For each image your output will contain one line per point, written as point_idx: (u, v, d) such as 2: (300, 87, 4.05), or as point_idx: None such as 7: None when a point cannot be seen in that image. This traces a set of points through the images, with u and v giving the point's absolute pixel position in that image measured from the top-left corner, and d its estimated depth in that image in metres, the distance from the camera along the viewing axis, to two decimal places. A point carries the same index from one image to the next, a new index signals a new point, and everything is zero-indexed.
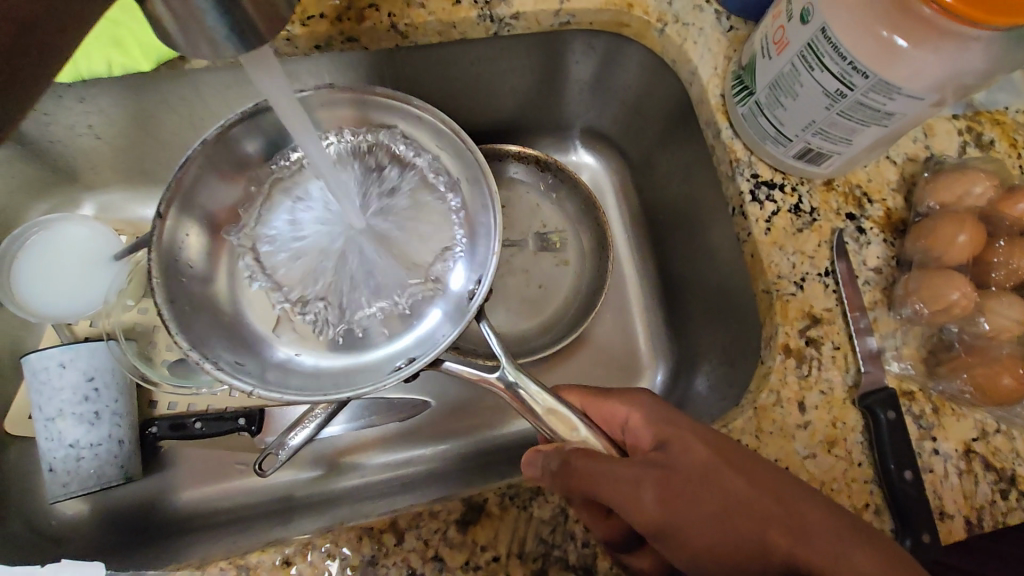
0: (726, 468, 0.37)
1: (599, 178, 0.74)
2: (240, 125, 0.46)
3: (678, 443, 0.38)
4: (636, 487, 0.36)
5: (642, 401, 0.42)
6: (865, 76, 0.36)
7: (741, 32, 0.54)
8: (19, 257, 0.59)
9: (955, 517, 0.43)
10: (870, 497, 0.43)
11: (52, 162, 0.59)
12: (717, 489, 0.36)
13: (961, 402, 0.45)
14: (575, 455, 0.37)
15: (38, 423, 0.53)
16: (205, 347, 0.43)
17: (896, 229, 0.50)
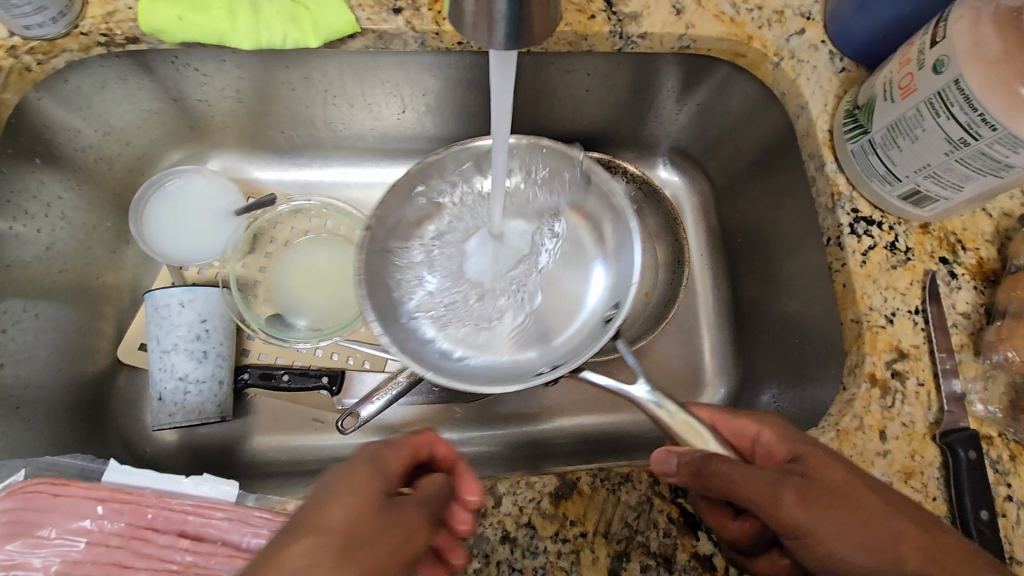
0: (863, 486, 0.38)
1: (680, 196, 0.75)
2: (450, 154, 0.51)
3: (815, 458, 0.40)
4: (774, 488, 0.38)
5: (777, 422, 0.44)
6: (993, 128, 0.39)
7: (852, 74, 0.56)
8: (153, 201, 0.64)
9: None
10: None
11: (188, 120, 0.64)
12: (857, 504, 0.37)
13: None
14: (715, 461, 0.40)
15: (154, 354, 0.57)
16: (388, 329, 0.47)
17: (987, 278, 0.51)
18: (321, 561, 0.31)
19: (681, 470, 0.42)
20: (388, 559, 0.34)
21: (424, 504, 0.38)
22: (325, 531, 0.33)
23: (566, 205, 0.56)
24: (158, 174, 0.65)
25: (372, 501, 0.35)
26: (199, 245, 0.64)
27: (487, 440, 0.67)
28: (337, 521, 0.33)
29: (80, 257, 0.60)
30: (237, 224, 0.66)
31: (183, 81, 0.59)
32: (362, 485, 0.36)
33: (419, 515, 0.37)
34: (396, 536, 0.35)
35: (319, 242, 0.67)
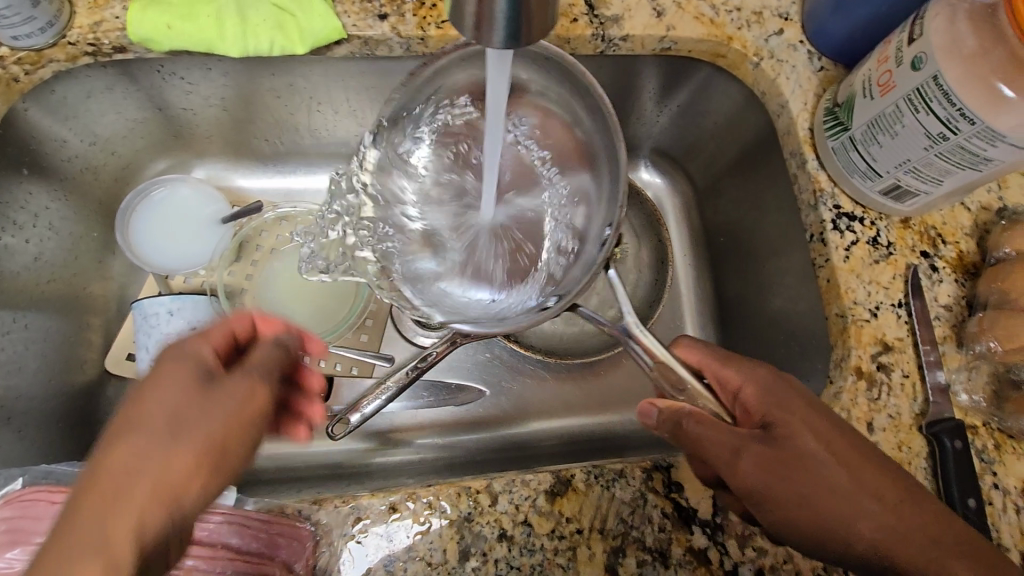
0: (827, 458, 0.40)
1: (662, 197, 0.76)
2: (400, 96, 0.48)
3: (793, 425, 0.41)
4: (736, 456, 0.40)
5: (757, 375, 0.44)
6: (972, 122, 0.40)
7: (830, 73, 0.57)
8: (139, 211, 0.64)
9: (1011, 550, 0.45)
10: None
11: (175, 128, 0.64)
12: (816, 475, 0.40)
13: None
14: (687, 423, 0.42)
15: (143, 364, 0.57)
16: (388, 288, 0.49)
17: (967, 271, 0.53)
18: (154, 448, 0.33)
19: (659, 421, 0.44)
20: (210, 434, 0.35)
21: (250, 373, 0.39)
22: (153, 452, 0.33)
23: (537, 105, 0.51)
24: (143, 184, 0.65)
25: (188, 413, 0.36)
26: (185, 253, 0.64)
27: (481, 441, 0.69)
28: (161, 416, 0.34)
29: (67, 267, 0.60)
30: (224, 232, 0.66)
31: (169, 89, 0.59)
32: (176, 391, 0.36)
33: (244, 385, 0.38)
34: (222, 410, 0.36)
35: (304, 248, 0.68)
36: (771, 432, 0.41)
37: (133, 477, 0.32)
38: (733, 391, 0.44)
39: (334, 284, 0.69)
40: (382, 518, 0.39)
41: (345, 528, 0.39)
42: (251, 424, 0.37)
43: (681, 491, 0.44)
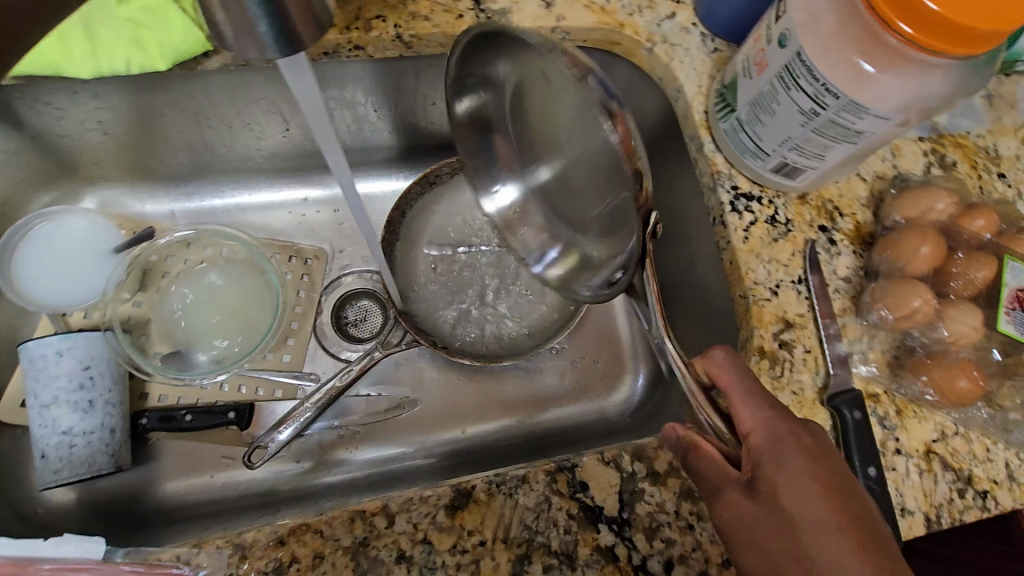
0: (825, 534, 0.36)
1: None
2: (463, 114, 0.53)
3: (788, 483, 0.37)
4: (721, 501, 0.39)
5: (772, 421, 0.39)
6: (836, 97, 0.40)
7: (724, 54, 0.57)
8: (21, 248, 0.61)
9: (915, 513, 0.46)
10: None
11: (55, 157, 0.61)
12: (801, 545, 0.36)
13: (923, 404, 0.48)
14: (696, 451, 0.41)
15: (33, 410, 0.54)
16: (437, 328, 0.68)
17: (864, 241, 0.53)
18: None
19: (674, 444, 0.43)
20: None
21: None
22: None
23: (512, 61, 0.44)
24: (23, 219, 0.62)
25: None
26: (75, 287, 0.61)
27: (412, 452, 0.67)
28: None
29: None
30: (119, 259, 0.64)
31: (36, 117, 0.55)
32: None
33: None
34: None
35: (216, 269, 0.67)
36: (759, 485, 0.38)
37: None
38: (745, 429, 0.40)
39: (242, 301, 0.66)
40: (268, 552, 0.38)
41: (226, 569, 0.38)
42: None
43: (586, 490, 0.43)
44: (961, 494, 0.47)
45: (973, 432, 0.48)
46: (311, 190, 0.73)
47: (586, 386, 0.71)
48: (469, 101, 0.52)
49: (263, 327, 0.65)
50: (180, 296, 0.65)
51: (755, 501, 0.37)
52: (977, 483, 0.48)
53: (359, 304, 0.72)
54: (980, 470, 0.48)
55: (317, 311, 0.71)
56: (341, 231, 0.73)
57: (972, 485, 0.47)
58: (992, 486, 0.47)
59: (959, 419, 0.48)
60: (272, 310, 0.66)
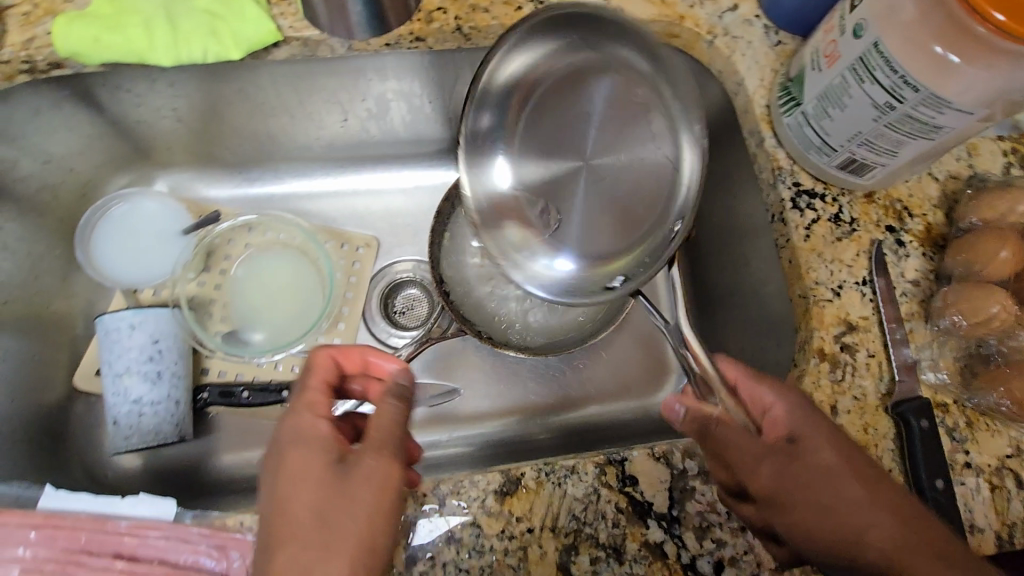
0: (851, 475, 0.40)
1: None
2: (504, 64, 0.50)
3: (823, 445, 0.41)
4: (753, 466, 0.41)
5: (791, 395, 0.43)
6: (916, 89, 0.38)
7: (788, 46, 0.55)
8: (98, 227, 0.64)
9: (986, 530, 0.44)
10: None
11: (131, 142, 0.64)
12: (831, 489, 0.40)
13: (997, 418, 0.46)
14: (722, 425, 0.43)
15: (107, 379, 0.58)
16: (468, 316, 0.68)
17: (935, 243, 0.50)
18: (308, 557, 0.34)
19: (688, 422, 0.44)
20: (322, 507, 0.36)
21: (296, 439, 0.40)
22: (288, 535, 0.35)
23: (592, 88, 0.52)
24: (101, 199, 0.65)
25: (323, 475, 0.37)
26: (147, 266, 0.65)
27: (455, 440, 0.68)
28: (301, 511, 0.36)
29: (27, 288, 0.60)
30: (187, 242, 0.67)
31: (118, 104, 0.59)
32: (310, 462, 0.38)
33: (296, 449, 0.39)
34: (308, 473, 0.37)
35: (277, 250, 0.70)
36: (798, 448, 0.41)
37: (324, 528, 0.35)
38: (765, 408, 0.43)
39: (299, 286, 0.70)
40: None
41: None
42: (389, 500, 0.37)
43: (635, 485, 0.43)
44: None
45: None
46: (361, 182, 0.75)
47: (631, 385, 0.70)
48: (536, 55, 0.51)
49: (315, 313, 0.69)
50: (241, 280, 0.69)
51: (797, 463, 0.41)
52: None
53: (406, 293, 0.73)
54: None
55: (366, 299, 0.72)
56: (391, 221, 0.75)
57: None
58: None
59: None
60: (327, 295, 0.70)
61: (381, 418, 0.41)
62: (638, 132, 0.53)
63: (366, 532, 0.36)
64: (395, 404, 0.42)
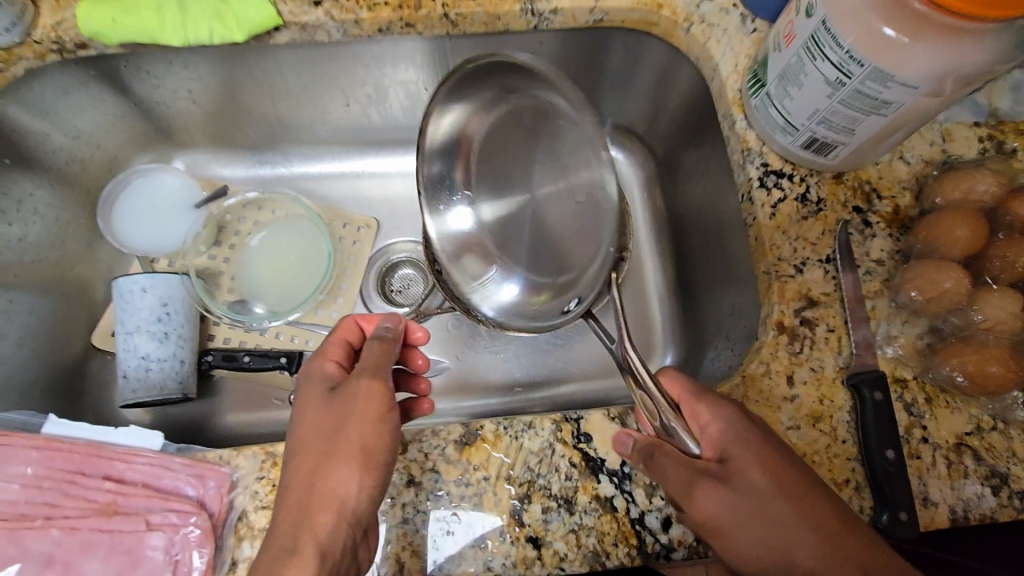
0: (780, 496, 0.39)
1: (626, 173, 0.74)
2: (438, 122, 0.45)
3: (753, 468, 0.40)
4: (687, 488, 0.40)
5: (726, 413, 0.42)
6: (861, 65, 0.40)
7: (763, 34, 0.56)
8: (119, 198, 0.70)
9: (940, 505, 0.44)
10: (851, 474, 0.45)
11: (150, 122, 0.70)
12: (762, 511, 0.39)
13: (957, 396, 0.46)
14: (658, 456, 0.41)
15: (120, 337, 0.64)
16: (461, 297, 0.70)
17: (902, 225, 0.51)
18: (317, 466, 0.39)
19: (635, 453, 0.42)
20: (365, 433, 0.40)
21: (363, 372, 0.43)
22: (309, 447, 0.40)
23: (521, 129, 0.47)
24: (123, 173, 0.71)
25: (381, 417, 0.41)
26: (162, 237, 0.71)
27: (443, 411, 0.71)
28: (314, 434, 0.41)
29: (53, 252, 0.66)
30: (197, 216, 0.73)
31: (139, 85, 0.64)
32: (322, 400, 0.43)
33: (368, 379, 0.42)
34: (361, 405, 0.41)
35: (278, 226, 0.75)
36: (729, 469, 0.41)
37: (327, 433, 0.41)
38: (699, 426, 0.43)
39: (302, 260, 0.74)
40: None
41: (260, 472, 0.42)
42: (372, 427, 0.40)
43: (589, 441, 0.45)
44: (994, 491, 0.45)
45: (1013, 428, 0.46)
46: (367, 165, 0.79)
47: (615, 366, 0.72)
48: (469, 107, 0.46)
49: (315, 285, 0.73)
50: (249, 254, 0.74)
51: (730, 486, 0.40)
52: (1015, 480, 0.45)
53: (401, 274, 0.77)
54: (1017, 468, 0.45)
55: (364, 277, 0.76)
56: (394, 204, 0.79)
57: (1008, 484, 0.45)
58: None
59: (998, 413, 0.46)
60: (325, 266, 0.74)
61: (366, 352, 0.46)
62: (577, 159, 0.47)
63: (362, 440, 0.40)
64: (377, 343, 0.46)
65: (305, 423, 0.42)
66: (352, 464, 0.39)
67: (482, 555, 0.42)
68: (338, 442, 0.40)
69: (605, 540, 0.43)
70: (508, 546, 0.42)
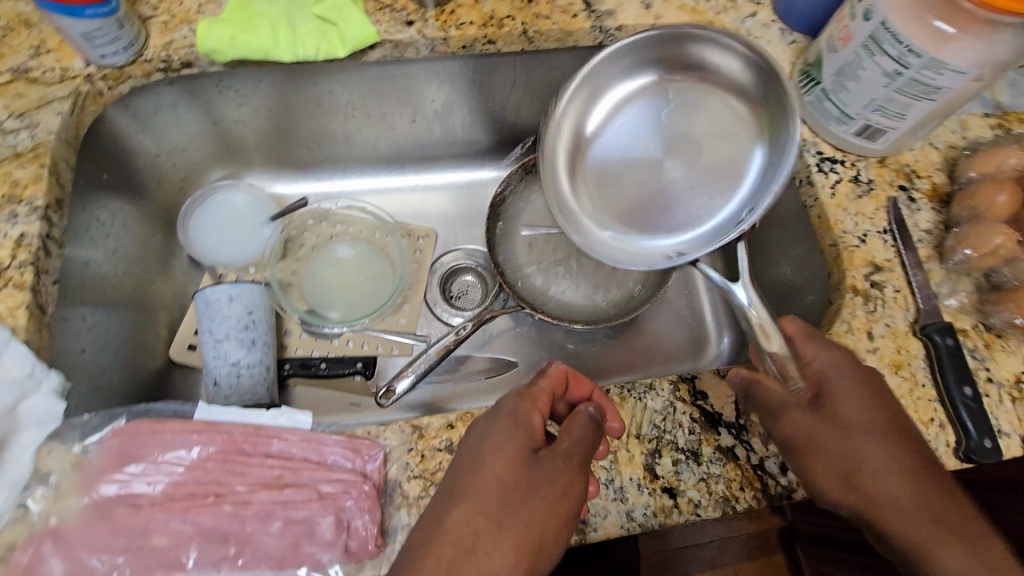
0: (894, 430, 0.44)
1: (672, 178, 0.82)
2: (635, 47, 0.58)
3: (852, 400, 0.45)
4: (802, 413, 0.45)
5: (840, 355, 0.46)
6: (918, 56, 0.47)
7: (801, 45, 0.65)
8: (197, 214, 0.74)
9: (1013, 436, 0.49)
10: (935, 413, 0.50)
11: (226, 141, 0.73)
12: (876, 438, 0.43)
13: (1011, 340, 0.52)
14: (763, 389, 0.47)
15: (208, 344, 0.64)
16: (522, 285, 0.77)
17: (942, 199, 0.59)
18: (482, 528, 0.38)
19: (738, 384, 0.48)
20: (541, 522, 0.39)
21: (571, 457, 0.41)
22: (477, 500, 0.39)
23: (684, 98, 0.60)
24: (200, 190, 0.75)
25: (565, 521, 0.39)
26: (240, 249, 0.74)
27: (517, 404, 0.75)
28: (491, 488, 0.40)
29: (137, 265, 0.67)
30: (272, 228, 0.76)
31: (225, 104, 0.68)
32: (507, 449, 0.42)
33: (570, 472, 0.41)
34: (552, 496, 0.40)
35: (344, 240, 0.78)
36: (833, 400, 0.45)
37: (508, 513, 0.39)
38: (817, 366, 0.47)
39: (371, 269, 0.77)
40: (441, 432, 0.45)
41: (409, 444, 0.44)
42: (556, 528, 0.39)
43: (706, 399, 0.49)
44: None
45: None
46: (423, 178, 0.84)
47: (671, 356, 0.77)
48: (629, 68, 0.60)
49: (386, 292, 0.75)
50: (316, 264, 0.76)
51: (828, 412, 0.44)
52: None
53: (462, 279, 0.80)
54: None
55: (427, 283, 0.79)
56: (449, 214, 0.83)
57: None
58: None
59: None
60: (391, 278, 0.76)
61: (573, 427, 0.43)
62: (716, 117, 0.60)
63: (541, 534, 0.39)
64: (588, 420, 0.44)
65: (488, 477, 0.40)
66: (513, 549, 0.38)
67: (625, 506, 0.45)
68: (521, 527, 0.38)
69: (732, 487, 0.46)
70: (647, 498, 0.45)
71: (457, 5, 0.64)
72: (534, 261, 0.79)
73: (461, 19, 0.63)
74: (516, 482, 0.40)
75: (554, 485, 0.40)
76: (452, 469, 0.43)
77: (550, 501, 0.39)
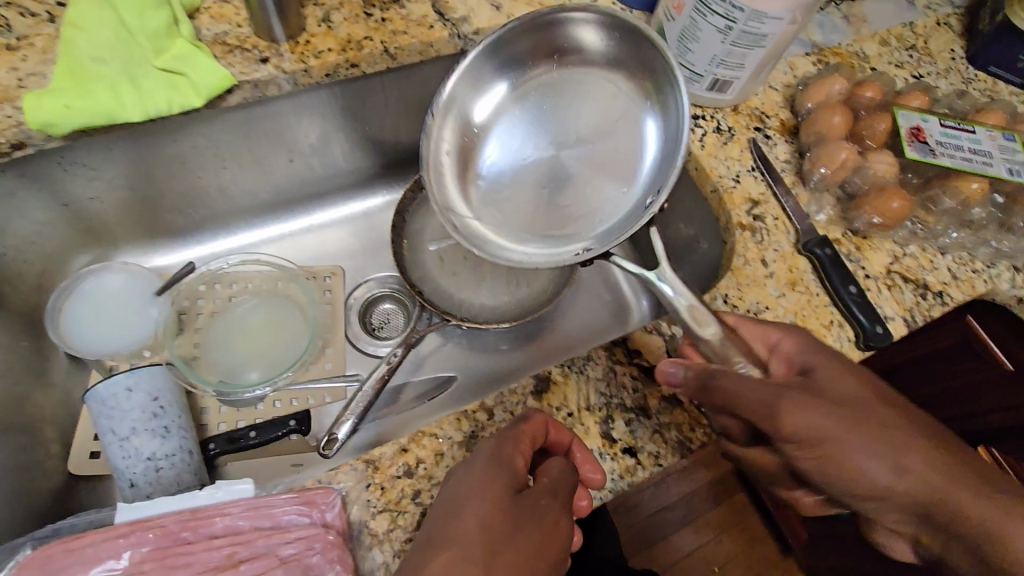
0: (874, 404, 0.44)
1: None
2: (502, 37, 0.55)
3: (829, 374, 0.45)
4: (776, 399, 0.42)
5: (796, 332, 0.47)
6: (742, 11, 0.53)
7: (643, 20, 0.70)
8: (68, 307, 0.67)
9: (895, 319, 0.56)
10: (832, 316, 0.56)
11: (87, 220, 0.67)
12: (863, 417, 0.43)
13: (873, 239, 0.60)
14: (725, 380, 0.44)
15: (113, 446, 0.57)
16: (439, 297, 0.77)
17: (791, 132, 0.66)
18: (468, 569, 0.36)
19: (687, 383, 0.46)
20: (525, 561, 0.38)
21: (553, 495, 0.43)
22: (462, 542, 0.38)
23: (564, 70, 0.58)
24: (66, 281, 0.68)
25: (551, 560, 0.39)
26: (127, 333, 0.68)
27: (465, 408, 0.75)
28: (473, 528, 0.38)
29: (6, 378, 0.59)
30: (159, 302, 0.70)
31: (75, 181, 0.62)
32: (490, 487, 0.41)
33: (554, 509, 0.42)
34: (536, 535, 0.40)
35: (244, 298, 0.74)
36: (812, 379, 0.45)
37: (494, 555, 0.38)
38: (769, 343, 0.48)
39: (281, 319, 0.73)
40: (395, 459, 0.44)
41: (366, 480, 0.43)
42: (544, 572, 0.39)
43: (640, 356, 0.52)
44: (922, 297, 0.58)
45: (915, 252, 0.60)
46: (314, 217, 0.81)
47: (600, 331, 0.81)
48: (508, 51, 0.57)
49: (303, 339, 0.72)
50: (220, 329, 0.71)
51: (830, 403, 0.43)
52: (932, 287, 0.60)
53: (381, 308, 0.78)
54: (928, 277, 0.59)
55: (346, 321, 0.76)
56: (351, 248, 0.81)
57: (928, 289, 0.59)
58: (942, 287, 0.59)
59: (902, 244, 0.60)
60: (306, 325, 0.73)
61: (552, 468, 0.44)
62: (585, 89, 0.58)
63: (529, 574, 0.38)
64: (564, 461, 0.45)
65: (470, 519, 0.39)
66: None
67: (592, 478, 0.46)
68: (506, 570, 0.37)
69: (684, 429, 0.49)
70: (611, 464, 0.47)
71: (312, 35, 0.64)
72: (449, 273, 0.79)
73: (318, 48, 0.63)
74: (501, 522, 0.40)
75: (542, 527, 0.40)
76: (432, 513, 0.41)
77: (536, 541, 0.39)
